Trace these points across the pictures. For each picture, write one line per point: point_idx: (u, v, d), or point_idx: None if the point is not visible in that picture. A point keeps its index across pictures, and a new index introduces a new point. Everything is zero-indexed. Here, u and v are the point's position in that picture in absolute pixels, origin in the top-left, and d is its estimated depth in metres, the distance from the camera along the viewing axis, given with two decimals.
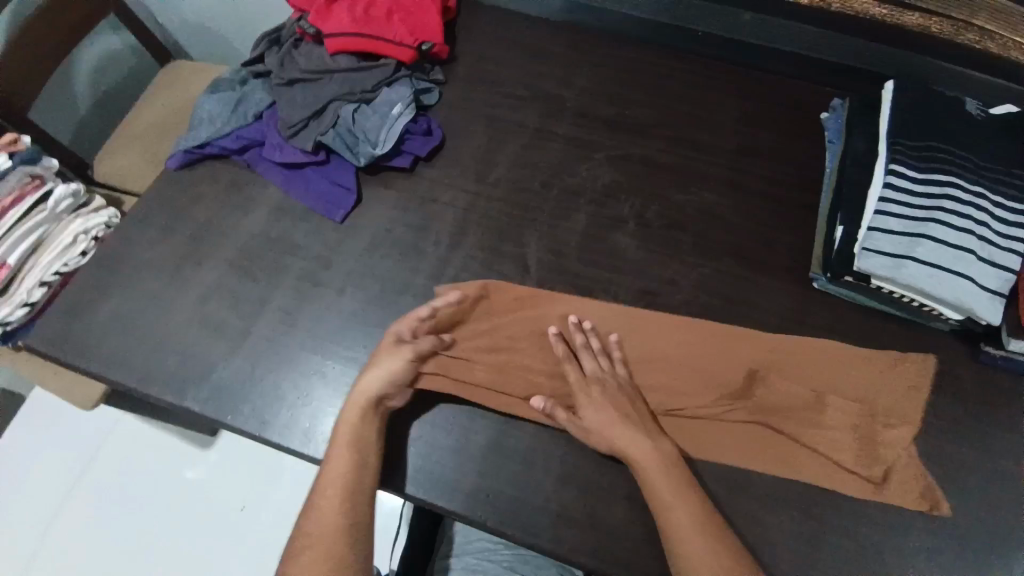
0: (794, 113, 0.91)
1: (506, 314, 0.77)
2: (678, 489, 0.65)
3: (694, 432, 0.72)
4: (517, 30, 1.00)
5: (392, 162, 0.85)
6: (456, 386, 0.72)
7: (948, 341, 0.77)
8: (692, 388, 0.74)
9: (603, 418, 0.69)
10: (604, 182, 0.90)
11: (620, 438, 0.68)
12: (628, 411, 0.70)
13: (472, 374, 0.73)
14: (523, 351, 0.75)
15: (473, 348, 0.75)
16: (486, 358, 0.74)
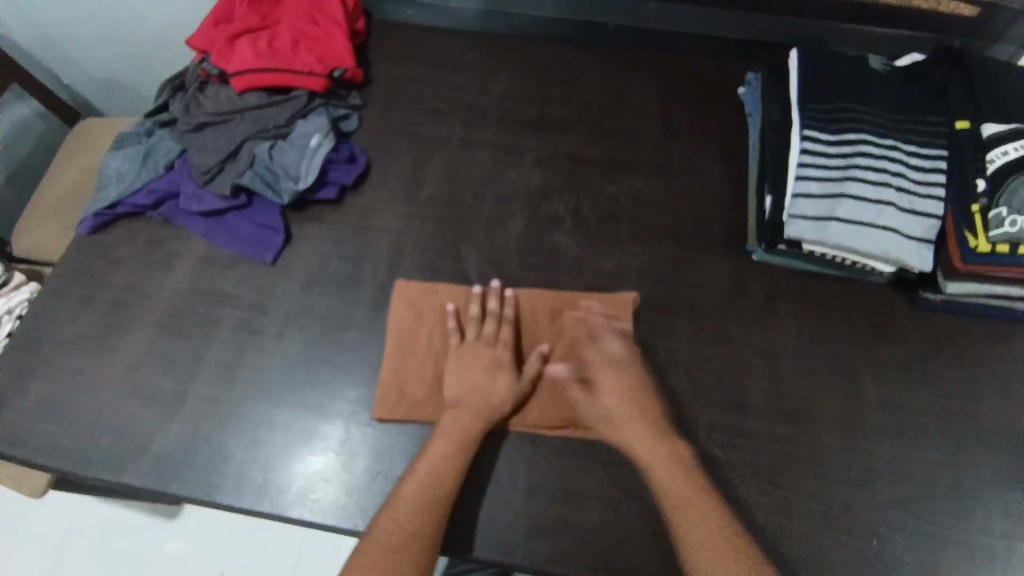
0: (713, 92, 0.96)
1: (470, 330, 0.74)
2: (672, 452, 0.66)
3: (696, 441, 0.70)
4: (431, 47, 1.02)
5: (318, 195, 0.86)
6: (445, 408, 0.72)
7: (884, 292, 0.78)
8: (678, 386, 0.74)
9: (626, 405, 0.68)
10: (536, 184, 0.88)
11: (635, 419, 0.68)
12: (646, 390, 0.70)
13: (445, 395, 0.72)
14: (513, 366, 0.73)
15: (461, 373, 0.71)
16: (462, 377, 0.70)
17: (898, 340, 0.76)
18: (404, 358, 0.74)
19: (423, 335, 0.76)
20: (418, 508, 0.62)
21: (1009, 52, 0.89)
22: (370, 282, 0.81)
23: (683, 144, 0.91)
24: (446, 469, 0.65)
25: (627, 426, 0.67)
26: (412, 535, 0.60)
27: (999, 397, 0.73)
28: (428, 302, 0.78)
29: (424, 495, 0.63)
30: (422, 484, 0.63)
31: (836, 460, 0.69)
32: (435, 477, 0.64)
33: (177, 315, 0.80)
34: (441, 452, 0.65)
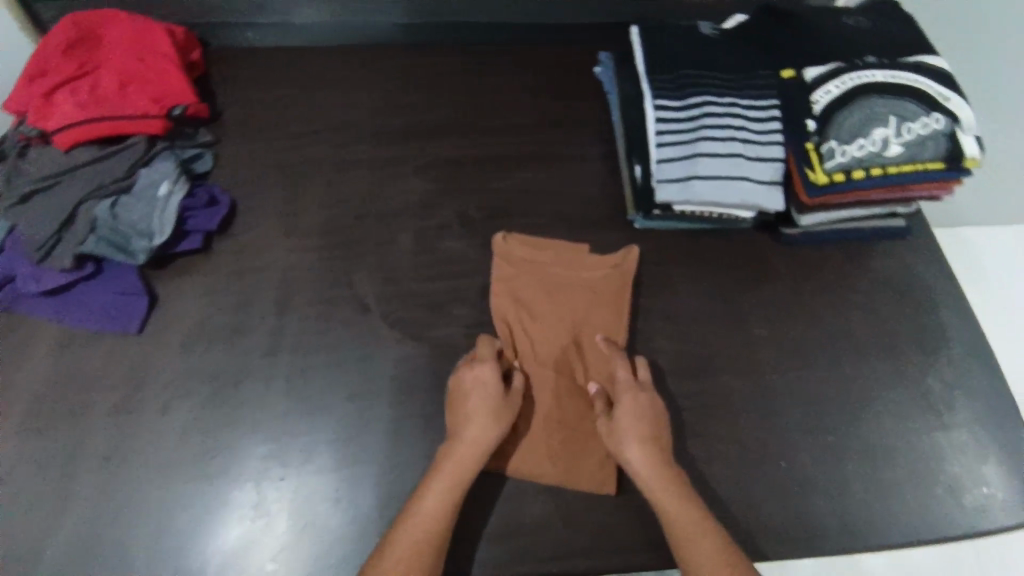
0: (573, 77, 0.98)
1: (536, 335, 0.76)
2: (696, 533, 0.60)
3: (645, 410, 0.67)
4: (281, 68, 0.96)
5: (179, 247, 0.78)
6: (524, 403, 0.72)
7: (753, 237, 0.85)
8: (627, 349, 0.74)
9: (627, 447, 0.65)
10: (420, 194, 0.86)
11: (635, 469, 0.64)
12: (657, 480, 0.63)
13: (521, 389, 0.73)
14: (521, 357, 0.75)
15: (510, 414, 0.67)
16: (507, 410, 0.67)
17: (777, 278, 0.82)
18: (315, 401, 0.70)
19: (521, 298, 0.78)
20: (457, 468, 0.63)
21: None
22: (258, 328, 0.74)
23: (554, 132, 0.93)
24: (466, 456, 0.63)
25: (644, 475, 0.63)
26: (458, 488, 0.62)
27: (868, 312, 0.81)
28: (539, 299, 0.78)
29: (450, 483, 0.62)
30: (450, 472, 0.63)
31: (743, 401, 0.74)
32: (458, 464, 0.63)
33: (39, 407, 0.70)
34: (473, 442, 0.64)
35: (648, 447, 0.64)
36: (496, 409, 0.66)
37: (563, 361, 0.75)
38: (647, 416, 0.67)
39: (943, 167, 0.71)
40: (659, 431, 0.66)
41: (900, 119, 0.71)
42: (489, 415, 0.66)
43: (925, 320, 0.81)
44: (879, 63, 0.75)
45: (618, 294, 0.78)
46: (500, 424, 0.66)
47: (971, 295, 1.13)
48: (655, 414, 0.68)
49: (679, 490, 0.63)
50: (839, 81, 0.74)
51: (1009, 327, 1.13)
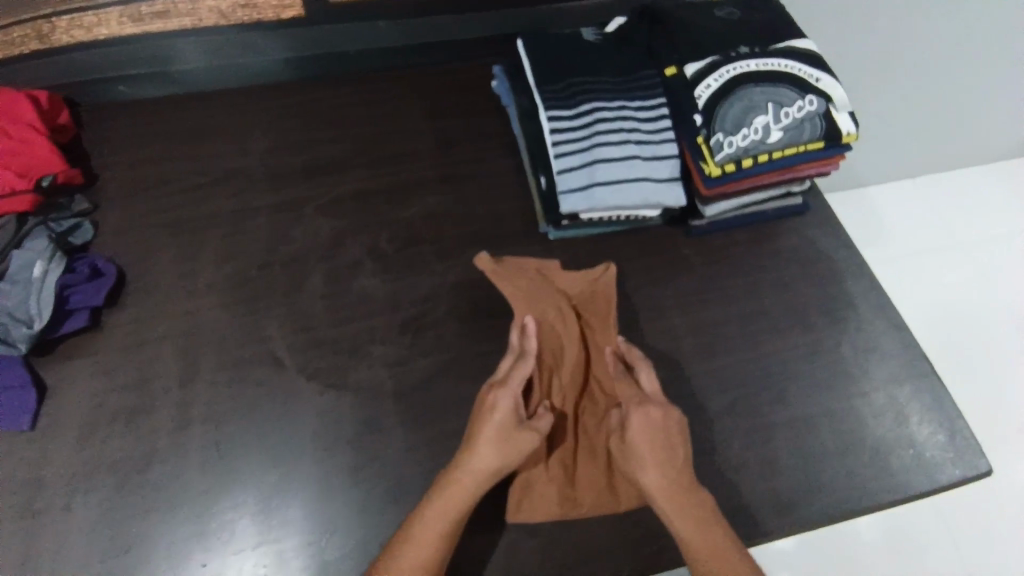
0: (470, 93, 0.98)
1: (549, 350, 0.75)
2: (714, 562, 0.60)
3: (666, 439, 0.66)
4: (162, 121, 0.91)
5: (64, 328, 0.72)
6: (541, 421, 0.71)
7: (664, 232, 0.86)
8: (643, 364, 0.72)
9: (650, 473, 0.64)
10: (325, 234, 0.83)
11: (655, 495, 0.63)
12: (674, 506, 0.63)
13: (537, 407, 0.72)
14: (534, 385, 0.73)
15: (521, 449, 0.63)
16: (516, 443, 0.63)
17: (691, 269, 0.84)
18: (234, 472, 0.66)
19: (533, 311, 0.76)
20: (457, 502, 0.61)
21: None
22: (164, 404, 0.69)
23: (458, 151, 0.92)
24: (469, 489, 0.62)
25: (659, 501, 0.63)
26: (453, 523, 0.61)
27: (779, 290, 0.84)
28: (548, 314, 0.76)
29: (445, 519, 0.60)
30: (449, 502, 0.61)
31: (673, 396, 0.75)
32: (462, 498, 0.62)
33: None
34: (477, 476, 0.62)
35: (664, 470, 0.64)
36: (505, 439, 0.63)
37: (576, 378, 0.75)
38: (669, 439, 0.66)
39: (823, 145, 0.74)
40: (676, 452, 0.65)
41: (777, 105, 0.74)
42: (497, 445, 0.63)
43: (833, 290, 0.85)
44: (751, 52, 0.78)
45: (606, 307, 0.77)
46: (507, 458, 0.63)
47: (873, 252, 1.20)
48: (669, 430, 0.66)
49: (696, 514, 0.62)
50: (717, 75, 0.77)
51: (918, 278, 1.19)
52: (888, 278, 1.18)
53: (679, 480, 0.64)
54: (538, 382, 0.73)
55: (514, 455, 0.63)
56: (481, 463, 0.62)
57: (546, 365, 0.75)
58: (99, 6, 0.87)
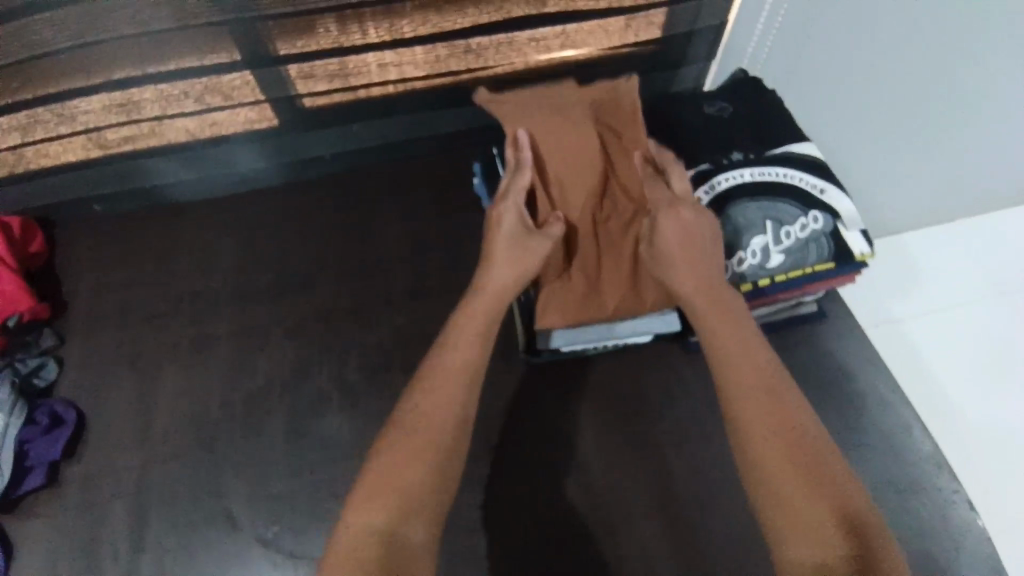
0: (448, 191, 0.92)
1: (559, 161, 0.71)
2: (760, 379, 0.55)
3: (691, 238, 0.63)
4: (130, 239, 0.89)
5: (22, 487, 0.69)
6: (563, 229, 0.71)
7: (658, 348, 0.78)
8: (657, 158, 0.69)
9: (676, 271, 0.62)
10: (291, 363, 0.78)
11: (685, 291, 0.61)
12: (690, 287, 0.61)
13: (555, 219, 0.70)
14: (549, 199, 0.71)
15: (537, 254, 0.65)
16: (528, 252, 0.65)
17: (685, 390, 0.75)
18: None
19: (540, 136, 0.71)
20: (474, 327, 0.61)
21: (698, 69, 0.94)
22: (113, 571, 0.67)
23: (433, 258, 0.86)
24: (490, 307, 0.63)
25: (693, 300, 0.60)
26: (468, 355, 0.59)
27: None
28: (555, 134, 0.71)
29: (469, 335, 0.61)
30: (470, 319, 0.62)
31: (670, 554, 0.66)
32: (481, 320, 0.62)
33: None
34: (498, 290, 0.63)
35: (694, 268, 0.61)
36: (517, 253, 0.65)
37: (592, 185, 0.72)
38: (697, 241, 0.62)
39: (832, 266, 0.65)
40: (706, 250, 0.62)
41: (777, 223, 0.66)
42: (512, 260, 0.64)
43: (851, 411, 0.75)
44: (745, 160, 0.70)
45: (633, 124, 0.71)
46: (524, 266, 0.64)
47: (902, 304, 1.03)
48: (700, 232, 0.63)
49: (734, 324, 0.58)
50: (708, 187, 0.69)
51: (964, 348, 1.00)
52: (920, 339, 1.00)
53: (709, 273, 0.61)
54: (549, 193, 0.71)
55: (527, 263, 0.65)
56: (504, 274, 0.64)
57: (553, 176, 0.71)
58: (64, 135, 0.86)
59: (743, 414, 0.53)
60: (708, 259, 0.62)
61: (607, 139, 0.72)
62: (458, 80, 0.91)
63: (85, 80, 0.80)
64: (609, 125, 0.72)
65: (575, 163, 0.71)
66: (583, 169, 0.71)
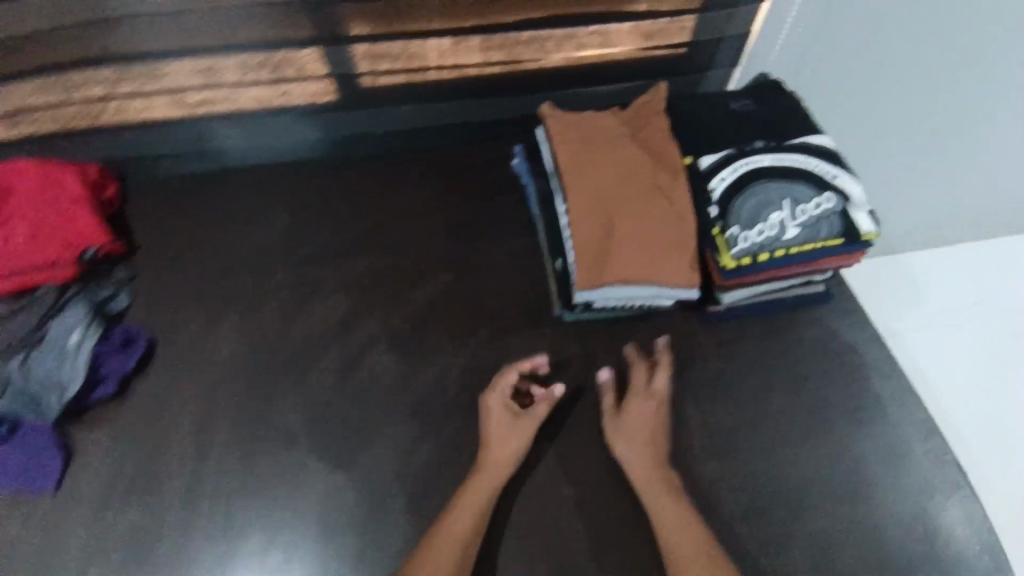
0: (488, 172, 1.00)
1: (591, 155, 0.82)
2: (683, 522, 0.68)
3: (649, 422, 0.75)
4: (196, 193, 0.97)
5: (96, 394, 0.77)
6: (591, 207, 0.79)
7: (679, 318, 0.85)
8: (673, 167, 0.80)
9: (634, 449, 0.73)
10: (343, 311, 0.85)
11: (642, 471, 0.72)
12: (643, 465, 0.72)
13: (586, 198, 0.79)
14: (581, 177, 0.80)
15: (530, 433, 0.73)
16: (521, 426, 0.73)
17: (701, 356, 0.83)
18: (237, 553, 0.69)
19: (578, 135, 0.84)
20: (482, 491, 0.69)
21: (721, 74, 1.04)
22: (176, 475, 0.73)
23: (474, 227, 0.94)
24: (491, 479, 0.70)
25: (647, 480, 0.71)
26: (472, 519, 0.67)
27: (790, 388, 0.82)
28: (590, 136, 0.84)
29: (477, 503, 0.68)
30: (479, 484, 0.70)
31: (683, 494, 0.74)
32: (484, 488, 0.70)
33: None
34: (496, 463, 0.71)
35: (647, 449, 0.73)
36: (513, 424, 0.73)
37: (619, 173, 0.80)
38: (654, 428, 0.75)
39: (842, 242, 0.74)
40: (656, 438, 0.74)
41: (795, 202, 0.74)
42: (511, 433, 0.73)
43: (855, 385, 0.82)
44: (767, 146, 0.79)
45: (657, 136, 0.83)
46: (519, 439, 0.73)
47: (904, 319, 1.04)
48: (658, 419, 0.76)
49: (677, 499, 0.70)
50: (733, 168, 0.77)
51: (961, 367, 1.01)
52: (926, 346, 1.02)
53: (660, 462, 0.73)
54: (581, 178, 0.80)
55: (520, 438, 0.73)
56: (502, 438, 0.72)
57: (585, 166, 0.81)
58: (147, 95, 0.95)
59: (676, 544, 0.67)
60: (660, 448, 0.74)
61: (634, 143, 0.83)
62: (506, 71, 1.00)
63: (184, 46, 0.90)
64: (636, 133, 0.84)
65: (604, 157, 0.81)
66: (611, 162, 0.81)
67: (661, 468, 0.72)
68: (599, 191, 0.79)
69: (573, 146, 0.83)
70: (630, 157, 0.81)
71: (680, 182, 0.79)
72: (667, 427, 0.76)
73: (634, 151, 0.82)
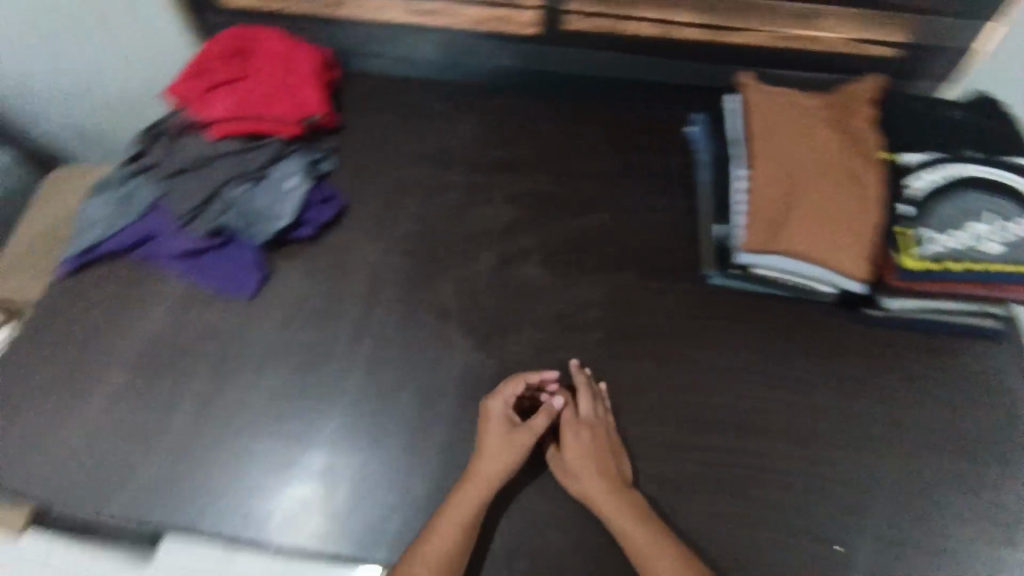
0: (663, 131, 1.03)
1: (786, 127, 0.85)
2: (653, 545, 0.67)
3: (597, 454, 0.73)
4: (400, 93, 1.09)
5: (297, 233, 0.91)
6: (775, 172, 0.82)
7: (828, 311, 0.84)
8: (871, 156, 0.81)
9: (602, 478, 0.71)
10: (506, 220, 0.94)
11: (610, 497, 0.70)
12: (604, 491, 0.70)
13: (771, 164, 0.82)
14: (773, 144, 0.84)
15: (525, 446, 0.72)
16: (516, 441, 0.72)
17: (844, 352, 0.82)
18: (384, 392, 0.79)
19: (778, 106, 0.87)
20: (466, 507, 0.68)
21: (931, 87, 0.99)
22: (347, 315, 0.85)
23: (640, 178, 0.98)
24: (472, 497, 0.69)
25: (610, 506, 0.70)
26: (459, 533, 0.67)
27: (930, 411, 0.79)
28: (791, 110, 0.86)
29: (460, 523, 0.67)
30: (463, 500, 0.69)
31: (794, 468, 0.76)
32: (466, 504, 0.68)
33: (158, 355, 0.83)
34: (482, 480, 0.70)
35: (601, 473, 0.72)
36: (507, 439, 0.72)
37: (811, 149, 0.83)
38: (604, 459, 0.73)
39: None
40: (612, 460, 0.74)
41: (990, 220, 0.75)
42: (505, 451, 0.71)
43: (1000, 425, 0.79)
44: (975, 159, 0.79)
45: (861, 125, 0.84)
46: (513, 454, 0.71)
47: None
48: (603, 448, 0.74)
49: (652, 527, 0.68)
50: (937, 171, 0.78)
51: None
52: None
53: (629, 489, 0.72)
54: (771, 144, 0.84)
55: (515, 453, 0.72)
56: (495, 453, 0.71)
57: (778, 134, 0.84)
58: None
59: (657, 566, 0.66)
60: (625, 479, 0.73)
61: (835, 125, 0.84)
62: (706, 37, 1.01)
63: None
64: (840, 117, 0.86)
65: (800, 131, 0.84)
66: (806, 137, 0.84)
67: (632, 494, 0.71)
68: (786, 159, 0.82)
69: (770, 113, 0.86)
70: (828, 138, 0.83)
71: (873, 170, 0.80)
72: (617, 449, 0.75)
73: (833, 132, 0.84)
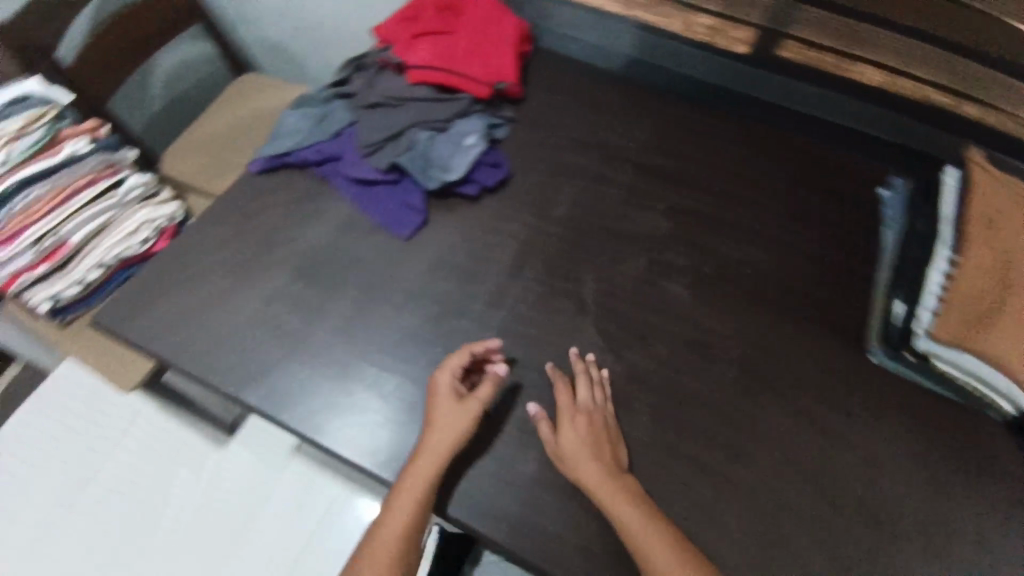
0: (855, 185, 0.95)
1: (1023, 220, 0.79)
2: (653, 535, 0.64)
3: (590, 443, 0.71)
4: (585, 80, 1.09)
5: (461, 189, 0.94)
6: (992, 266, 0.77)
7: (1003, 431, 0.74)
8: None
9: (597, 465, 0.69)
10: (663, 232, 0.92)
11: (605, 482, 0.68)
12: (600, 476, 0.68)
13: (992, 256, 0.78)
14: (999, 235, 0.79)
15: (474, 415, 0.72)
16: (464, 413, 0.72)
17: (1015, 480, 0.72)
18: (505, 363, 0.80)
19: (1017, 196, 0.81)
20: (424, 476, 0.69)
21: None
22: (489, 280, 0.87)
23: (816, 228, 0.91)
24: (430, 464, 0.69)
25: (605, 491, 0.67)
26: (420, 499, 0.68)
27: None
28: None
29: (414, 494, 0.68)
30: (420, 467, 0.69)
31: None
32: (422, 471, 0.69)
33: (312, 265, 0.90)
34: (432, 449, 0.70)
35: (597, 459, 0.69)
36: (456, 412, 0.72)
37: None
38: (597, 446, 0.71)
39: None
40: (608, 448, 0.71)
41: None
42: (456, 422, 0.71)
43: None
44: None
45: None
46: (463, 424, 0.71)
47: None
48: (598, 436, 0.72)
49: (652, 519, 0.65)
50: None
51: None
52: None
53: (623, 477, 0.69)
54: (997, 235, 0.79)
55: (461, 426, 0.71)
56: (452, 425, 0.71)
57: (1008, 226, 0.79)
58: None
59: (660, 559, 0.62)
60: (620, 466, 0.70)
61: None
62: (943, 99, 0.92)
63: None
64: None
65: None
66: None
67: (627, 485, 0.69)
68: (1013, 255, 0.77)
69: (1007, 202, 0.80)
70: None
71: None
72: (614, 438, 0.73)
73: None
